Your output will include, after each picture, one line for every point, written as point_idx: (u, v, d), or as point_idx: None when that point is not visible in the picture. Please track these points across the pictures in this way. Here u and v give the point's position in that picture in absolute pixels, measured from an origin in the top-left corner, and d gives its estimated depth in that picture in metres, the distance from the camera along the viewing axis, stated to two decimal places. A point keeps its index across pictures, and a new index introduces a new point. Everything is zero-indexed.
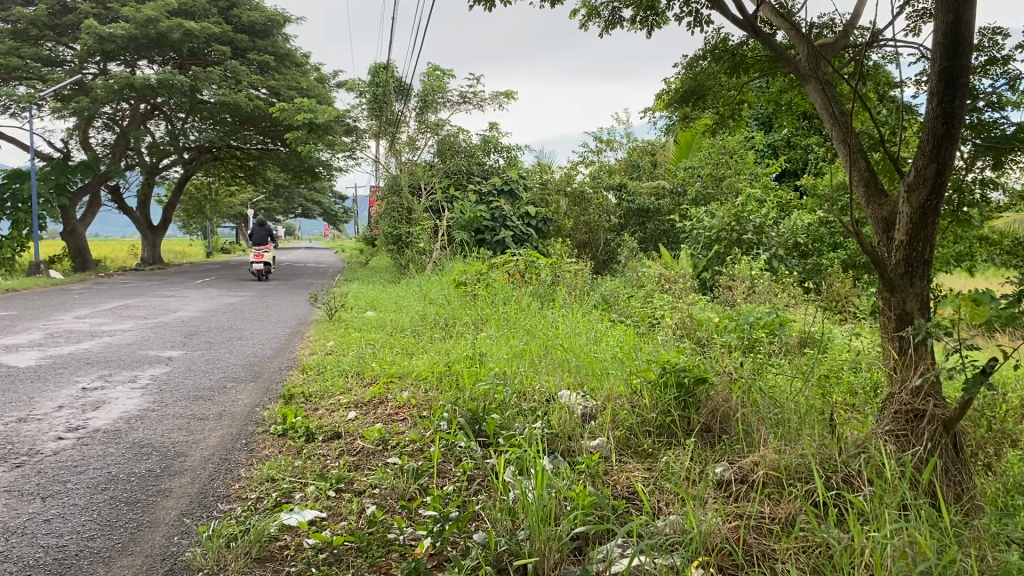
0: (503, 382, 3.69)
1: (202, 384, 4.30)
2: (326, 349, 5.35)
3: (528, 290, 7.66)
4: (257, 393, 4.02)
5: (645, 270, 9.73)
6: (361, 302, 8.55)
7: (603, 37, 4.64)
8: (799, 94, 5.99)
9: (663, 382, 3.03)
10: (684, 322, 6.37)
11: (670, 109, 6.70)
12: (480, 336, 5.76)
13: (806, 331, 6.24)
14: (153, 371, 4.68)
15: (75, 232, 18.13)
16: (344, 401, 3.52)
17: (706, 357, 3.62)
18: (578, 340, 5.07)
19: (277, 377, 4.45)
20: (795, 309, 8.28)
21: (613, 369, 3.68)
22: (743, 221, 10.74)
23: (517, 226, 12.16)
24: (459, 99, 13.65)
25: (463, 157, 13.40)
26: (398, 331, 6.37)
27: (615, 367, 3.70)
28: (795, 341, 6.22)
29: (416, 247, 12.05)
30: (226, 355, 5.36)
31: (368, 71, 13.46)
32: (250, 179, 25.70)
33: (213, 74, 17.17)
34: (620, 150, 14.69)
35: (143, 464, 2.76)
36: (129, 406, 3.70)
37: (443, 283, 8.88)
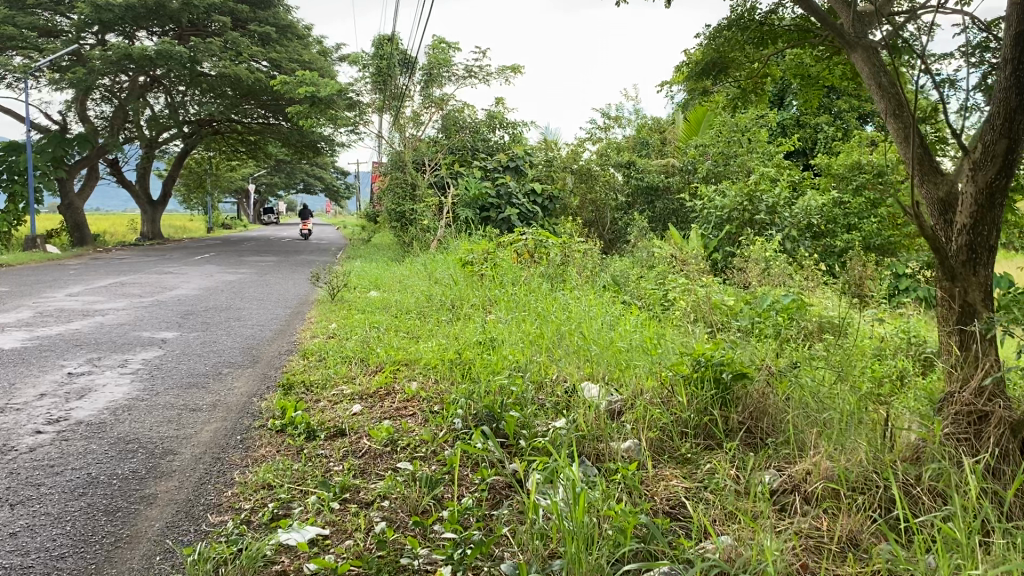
0: (519, 372, 3.43)
1: (196, 370, 4.04)
2: (329, 332, 5.09)
3: (537, 271, 7.39)
4: (253, 381, 3.76)
5: (656, 250, 9.44)
6: (364, 281, 8.29)
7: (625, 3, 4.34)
8: (826, 68, 5.72)
9: (698, 376, 2.76)
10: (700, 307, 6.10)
11: (689, 82, 6.41)
12: (490, 319, 5.50)
13: (829, 315, 5.98)
14: (145, 355, 4.42)
15: (73, 206, 17.84)
16: (347, 392, 3.27)
17: (741, 348, 3.36)
18: (593, 325, 4.82)
19: (277, 363, 4.20)
20: (812, 292, 8.03)
21: (638, 360, 3.42)
22: (756, 201, 10.41)
23: (523, 204, 11.87)
24: (465, 73, 13.32)
25: (468, 133, 13.08)
26: (403, 313, 6.10)
27: (640, 359, 3.45)
28: (816, 326, 5.95)
29: (419, 224, 11.77)
30: (223, 337, 5.10)
31: (371, 43, 13.04)
32: (252, 154, 25.35)
33: (213, 46, 16.80)
34: (628, 126, 14.35)
35: (127, 464, 2.50)
36: (117, 395, 3.44)
37: (449, 261, 8.61)
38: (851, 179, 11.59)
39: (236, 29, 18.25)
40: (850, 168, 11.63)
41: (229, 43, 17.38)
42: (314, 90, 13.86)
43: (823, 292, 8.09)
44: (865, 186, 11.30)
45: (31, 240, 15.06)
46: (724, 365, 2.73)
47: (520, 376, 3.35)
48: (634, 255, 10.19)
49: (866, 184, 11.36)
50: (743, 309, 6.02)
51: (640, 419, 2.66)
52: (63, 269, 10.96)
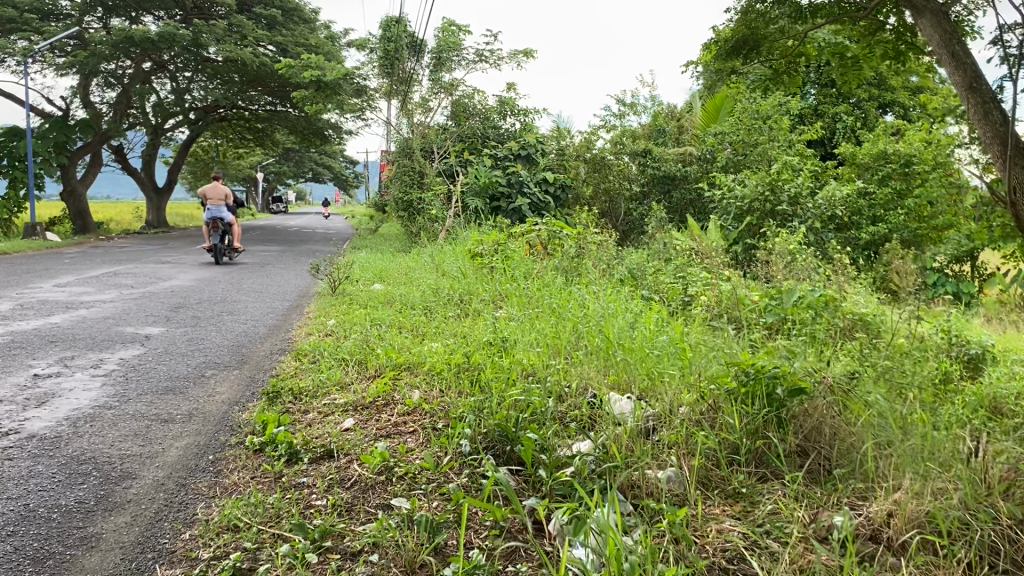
0: (536, 382, 3.03)
1: (177, 372, 3.66)
2: (327, 329, 4.70)
3: (551, 264, 7.00)
4: (238, 386, 3.37)
5: (674, 241, 9.03)
6: (369, 273, 7.89)
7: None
8: (867, 47, 5.31)
9: (747, 392, 2.36)
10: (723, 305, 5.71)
11: (715, 62, 5.98)
12: (500, 316, 5.12)
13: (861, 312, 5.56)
14: (124, 354, 4.03)
15: (75, 193, 17.47)
16: (341, 403, 2.87)
17: (792, 355, 2.95)
18: (614, 326, 4.42)
19: (267, 365, 3.80)
20: (840, 287, 7.59)
21: (670, 371, 3.02)
22: (778, 190, 9.75)
23: (534, 193, 11.46)
24: (476, 58, 12.91)
25: (478, 120, 12.66)
26: (408, 307, 5.70)
27: (673, 369, 3.06)
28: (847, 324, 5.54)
29: (427, 213, 11.40)
30: (213, 334, 4.71)
31: (379, 25, 12.60)
32: (259, 142, 24.99)
33: (217, 29, 16.36)
34: (643, 114, 13.87)
35: (75, 493, 2.11)
36: (81, 403, 3.05)
37: (457, 253, 8.20)
38: (875, 169, 11.17)
39: (242, 12, 17.85)
40: (875, 158, 11.15)
41: (235, 26, 16.98)
42: (321, 74, 13.43)
43: (852, 288, 7.66)
44: (890, 177, 11.01)
45: (32, 229, 14.68)
46: (780, 380, 2.33)
47: (539, 389, 2.97)
48: (650, 246, 9.76)
49: (891, 174, 11.05)
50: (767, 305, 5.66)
51: (681, 443, 2.26)
52: (60, 258, 10.59)
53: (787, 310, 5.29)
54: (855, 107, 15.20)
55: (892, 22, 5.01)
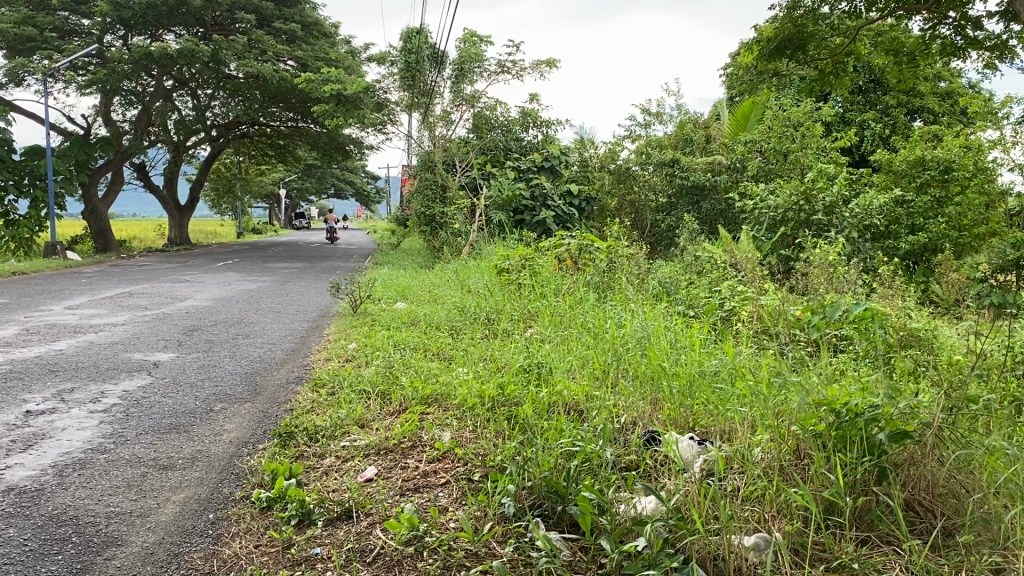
0: (582, 420, 2.68)
1: (183, 406, 3.33)
2: (348, 353, 4.36)
3: (581, 279, 6.65)
4: (248, 424, 3.04)
5: (706, 253, 8.65)
6: (390, 290, 7.59)
7: None
8: (923, 40, 5.01)
9: (838, 434, 2.01)
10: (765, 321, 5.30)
11: (757, 64, 5.65)
12: (531, 337, 4.76)
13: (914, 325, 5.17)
14: (127, 385, 3.72)
15: (96, 211, 17.40)
16: (362, 445, 2.53)
17: (880, 387, 2.58)
18: (655, 347, 4.05)
19: (282, 397, 3.46)
20: (886, 300, 7.19)
21: (736, 409, 2.65)
22: (813, 199, 9.32)
23: (558, 206, 11.17)
24: (498, 68, 12.62)
25: (500, 132, 12.45)
26: (433, 328, 5.36)
27: (736, 407, 2.69)
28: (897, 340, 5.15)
29: (450, 228, 11.08)
30: (225, 361, 4.39)
31: (399, 36, 12.29)
32: (281, 158, 24.88)
33: (236, 45, 16.17)
34: (669, 123, 13.47)
35: (48, 566, 1.79)
36: (73, 446, 2.72)
37: (483, 268, 7.90)
38: (914, 175, 10.67)
39: (262, 27, 17.67)
40: (913, 164, 10.69)
41: (255, 42, 16.80)
42: (340, 87, 13.17)
43: (899, 301, 7.25)
44: (930, 183, 10.46)
45: (52, 248, 14.56)
46: (881, 423, 1.96)
47: (587, 429, 2.62)
48: (681, 259, 9.35)
49: (931, 181, 10.51)
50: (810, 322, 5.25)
51: (767, 502, 1.91)
52: (76, 278, 10.36)
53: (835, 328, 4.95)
54: (883, 115, 14.79)
55: (951, 15, 4.69)
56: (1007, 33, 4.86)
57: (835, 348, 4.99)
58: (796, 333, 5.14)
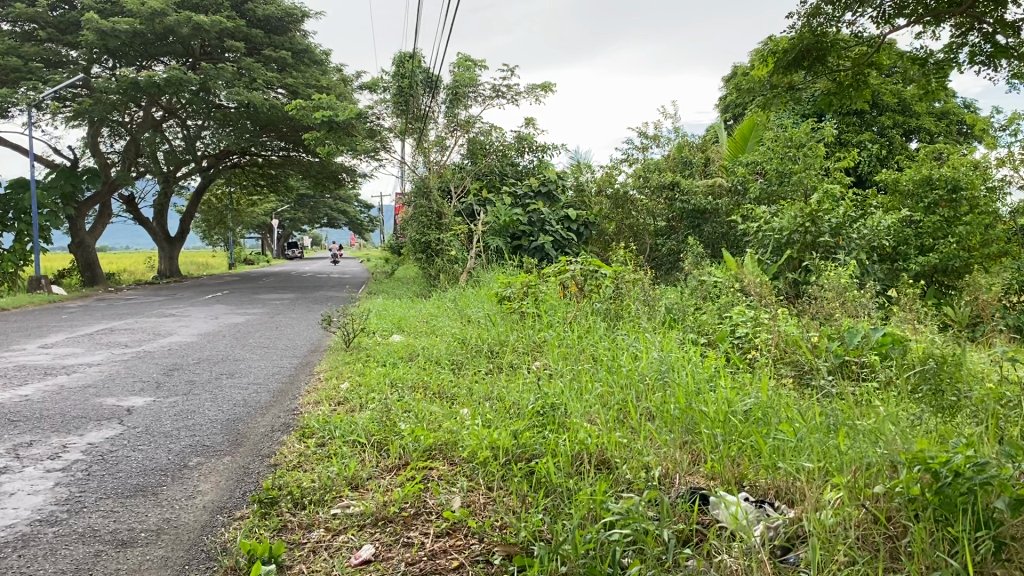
0: (611, 481, 2.32)
1: (153, 463, 2.94)
2: (340, 395, 3.98)
3: (587, 308, 6.29)
4: (225, 485, 2.64)
5: (713, 277, 8.29)
6: (385, 322, 7.20)
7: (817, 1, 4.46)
8: (950, 50, 4.70)
9: (938, 499, 1.69)
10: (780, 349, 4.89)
11: (771, 78, 5.34)
12: (539, 373, 4.39)
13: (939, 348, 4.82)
14: (93, 437, 3.33)
15: (84, 244, 17.06)
16: (359, 514, 2.16)
17: (964, 439, 2.24)
18: (680, 384, 3.65)
19: (267, 449, 3.07)
20: (904, 326, 6.83)
21: (790, 465, 2.30)
22: (819, 220, 8.88)
23: (557, 231, 11.10)
24: (492, 93, 12.32)
25: (495, 157, 12.14)
26: (432, 363, 4.98)
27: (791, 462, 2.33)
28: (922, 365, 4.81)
29: (444, 255, 10.69)
30: (206, 406, 3.99)
31: (391, 61, 11.95)
32: (272, 188, 24.56)
33: (225, 72, 15.86)
34: (667, 145, 13.18)
35: None
36: (20, 519, 2.33)
37: (482, 297, 7.53)
38: (920, 196, 9.98)
39: (252, 55, 17.38)
40: (919, 184, 9.99)
41: (244, 69, 16.51)
42: (330, 114, 12.82)
43: (918, 325, 6.88)
44: (937, 205, 9.80)
45: (36, 282, 14.18)
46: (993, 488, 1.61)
47: (621, 494, 2.26)
48: (685, 285, 8.96)
49: (938, 202, 9.84)
50: (828, 348, 4.89)
51: None
52: (57, 313, 9.95)
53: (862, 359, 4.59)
54: (880, 135, 14.58)
55: (986, 22, 4.39)
56: None
57: (857, 377, 4.64)
58: (815, 361, 4.77)
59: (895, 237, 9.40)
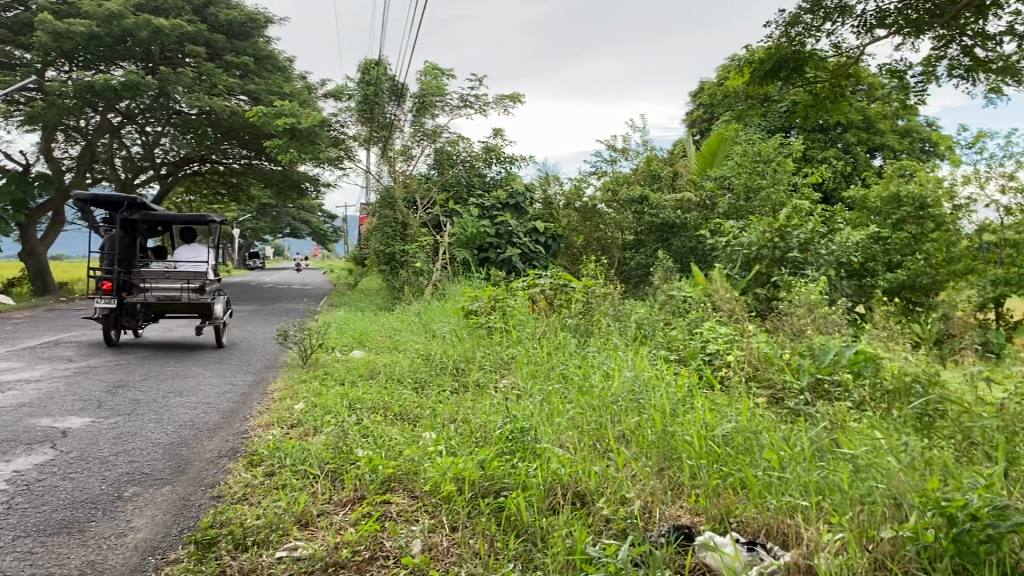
0: (589, 522, 2.11)
1: (84, 493, 2.67)
2: (294, 417, 3.73)
3: (556, 324, 6.09)
4: (162, 521, 2.39)
5: (683, 292, 8.13)
6: (347, 337, 6.93)
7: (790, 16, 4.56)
8: (927, 62, 4.61)
9: (956, 547, 1.55)
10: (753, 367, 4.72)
11: (746, 88, 5.24)
12: (506, 393, 4.16)
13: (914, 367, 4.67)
14: (21, 464, 3.04)
15: (35, 253, 16.48)
16: (307, 559, 1.93)
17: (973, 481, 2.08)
18: (654, 407, 3.46)
19: (211, 478, 2.82)
20: (875, 342, 6.71)
21: (781, 503, 2.12)
22: (787, 236, 8.77)
23: (524, 243, 10.98)
24: (460, 103, 12.14)
25: (462, 168, 12.04)
26: (394, 382, 4.73)
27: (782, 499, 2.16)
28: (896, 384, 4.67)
29: (410, 267, 10.43)
30: (149, 428, 3.71)
31: (356, 68, 11.71)
32: (234, 198, 24.09)
33: (185, 77, 15.48)
34: (636, 159, 13.07)
35: None
36: None
37: (448, 311, 7.29)
38: (888, 212, 9.62)
39: (213, 60, 17.01)
40: (888, 200, 9.63)
41: (205, 75, 16.14)
42: (294, 121, 12.51)
43: (890, 343, 6.76)
44: (905, 221, 9.41)
45: None
46: None
47: (599, 536, 2.06)
48: (654, 300, 8.80)
49: (905, 218, 9.45)
50: (802, 368, 4.72)
51: None
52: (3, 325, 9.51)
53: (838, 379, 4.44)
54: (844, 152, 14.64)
55: (965, 35, 4.31)
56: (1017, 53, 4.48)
57: (830, 397, 4.49)
58: (788, 379, 4.60)
59: (865, 253, 9.12)
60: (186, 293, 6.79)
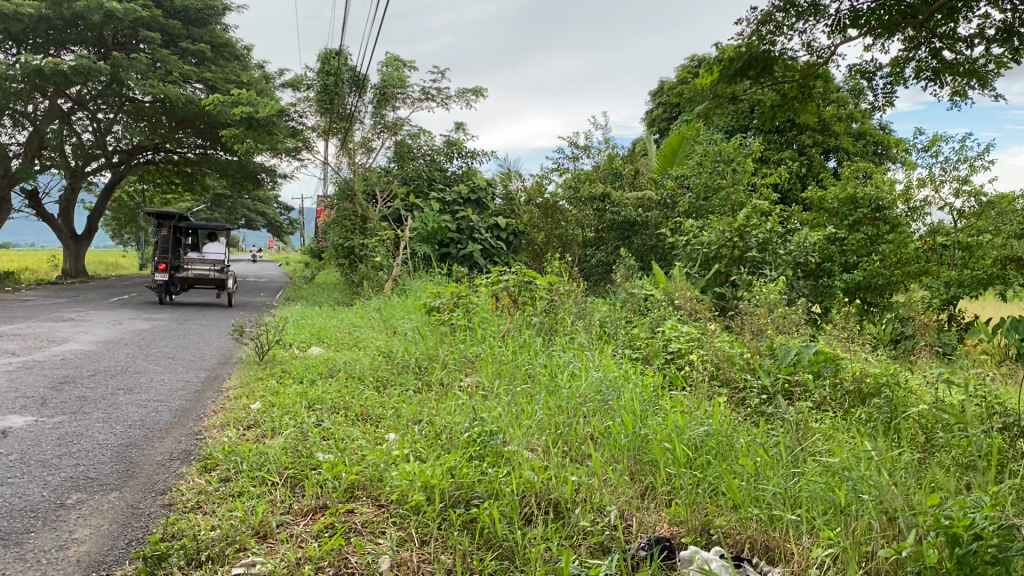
0: (563, 538, 2.02)
1: (24, 501, 2.50)
2: (250, 417, 3.57)
3: (518, 321, 5.98)
4: (110, 532, 2.24)
5: (645, 290, 8.08)
6: (303, 333, 6.74)
7: (756, 20, 4.57)
8: (895, 65, 4.59)
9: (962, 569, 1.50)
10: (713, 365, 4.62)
11: (715, 87, 5.18)
12: (471, 393, 4.04)
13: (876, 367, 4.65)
14: None
15: None
16: None
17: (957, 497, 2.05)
18: (624, 407, 3.37)
19: (161, 484, 2.66)
20: (836, 344, 6.72)
21: (764, 518, 2.06)
22: (747, 236, 8.77)
23: (486, 238, 10.85)
24: (421, 95, 11.96)
25: (423, 161, 11.85)
26: (354, 381, 4.58)
27: (763, 514, 2.09)
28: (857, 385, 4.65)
29: (368, 261, 10.23)
30: (93, 429, 3.52)
31: (316, 57, 11.46)
32: (187, 187, 23.56)
33: (138, 63, 15.05)
34: (597, 155, 13.02)
35: None
36: None
37: (407, 308, 7.13)
38: (845, 213, 9.24)
39: (168, 46, 16.58)
40: (843, 202, 9.23)
41: (159, 61, 15.74)
42: (250, 110, 12.22)
43: (852, 345, 6.76)
44: (861, 222, 9.10)
45: None
46: None
47: (578, 552, 1.97)
48: (616, 298, 8.74)
49: (862, 219, 9.13)
50: (763, 367, 4.68)
51: None
52: None
53: (801, 378, 4.42)
54: (800, 153, 14.78)
55: (933, 38, 4.30)
56: (985, 57, 4.47)
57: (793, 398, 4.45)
58: (752, 378, 4.54)
59: (820, 254, 9.17)
60: (213, 273, 12.27)
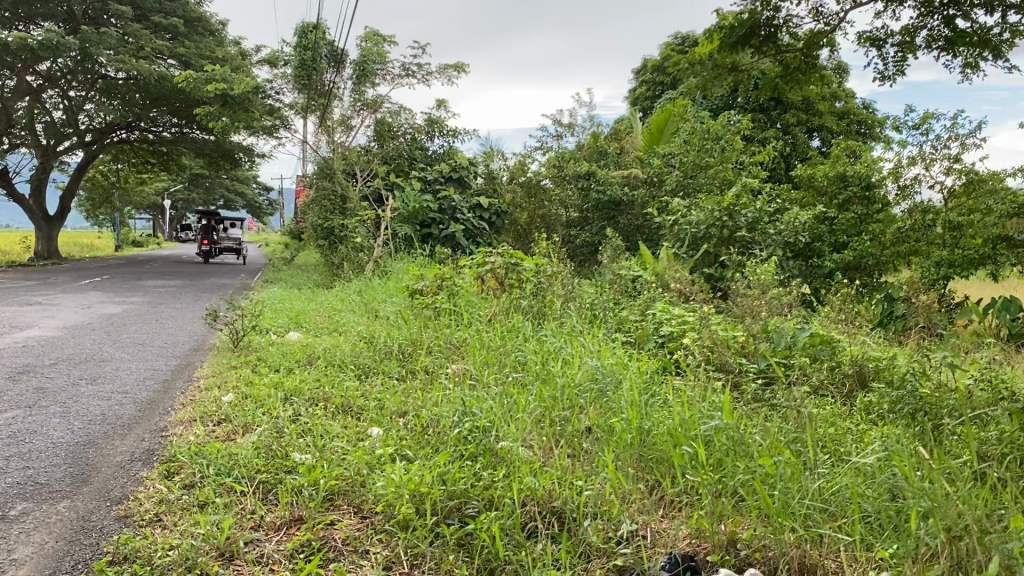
0: (573, 559, 1.78)
1: None
2: (222, 411, 3.30)
3: (504, 304, 5.73)
4: (56, 551, 1.97)
5: (633, 271, 7.85)
6: (280, 318, 6.44)
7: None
8: (904, 34, 4.35)
9: None
10: (708, 348, 4.34)
11: (712, 57, 4.90)
12: (459, 382, 3.78)
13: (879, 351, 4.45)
14: None
15: None
16: None
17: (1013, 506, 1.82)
18: (625, 397, 3.12)
19: (118, 491, 2.38)
20: (830, 326, 6.53)
21: (798, 533, 1.83)
22: (736, 215, 8.51)
23: (468, 219, 10.57)
24: (401, 71, 11.63)
25: (404, 141, 11.59)
26: (334, 369, 4.31)
27: (795, 527, 1.87)
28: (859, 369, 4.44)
29: (349, 242, 9.91)
30: (50, 425, 3.23)
31: (292, 31, 11.08)
32: (163, 166, 23.03)
33: (109, 37, 14.54)
34: (582, 133, 12.76)
35: None
36: None
37: (389, 291, 6.85)
38: (834, 192, 9.02)
39: (140, 20, 16.07)
40: (832, 180, 9.02)
41: (131, 36, 15.24)
42: (225, 86, 11.83)
43: (847, 326, 6.57)
44: (851, 201, 8.90)
45: None
46: None
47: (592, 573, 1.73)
48: (603, 279, 8.50)
49: (852, 198, 8.96)
50: (762, 352, 4.47)
51: None
52: None
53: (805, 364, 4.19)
54: (785, 132, 14.59)
55: (946, 5, 4.06)
56: (999, 25, 4.23)
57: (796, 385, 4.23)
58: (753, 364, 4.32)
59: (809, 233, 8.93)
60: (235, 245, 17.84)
